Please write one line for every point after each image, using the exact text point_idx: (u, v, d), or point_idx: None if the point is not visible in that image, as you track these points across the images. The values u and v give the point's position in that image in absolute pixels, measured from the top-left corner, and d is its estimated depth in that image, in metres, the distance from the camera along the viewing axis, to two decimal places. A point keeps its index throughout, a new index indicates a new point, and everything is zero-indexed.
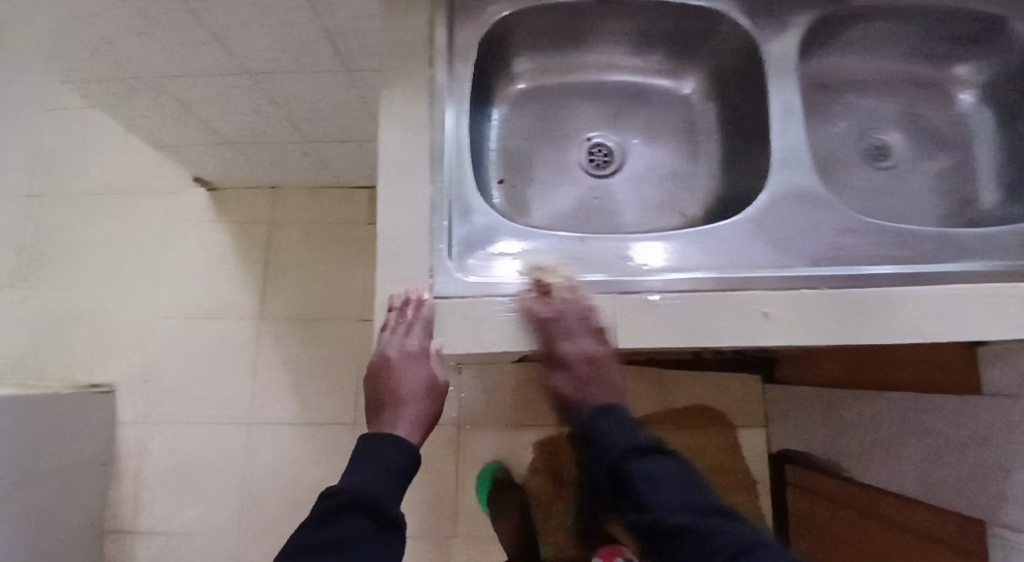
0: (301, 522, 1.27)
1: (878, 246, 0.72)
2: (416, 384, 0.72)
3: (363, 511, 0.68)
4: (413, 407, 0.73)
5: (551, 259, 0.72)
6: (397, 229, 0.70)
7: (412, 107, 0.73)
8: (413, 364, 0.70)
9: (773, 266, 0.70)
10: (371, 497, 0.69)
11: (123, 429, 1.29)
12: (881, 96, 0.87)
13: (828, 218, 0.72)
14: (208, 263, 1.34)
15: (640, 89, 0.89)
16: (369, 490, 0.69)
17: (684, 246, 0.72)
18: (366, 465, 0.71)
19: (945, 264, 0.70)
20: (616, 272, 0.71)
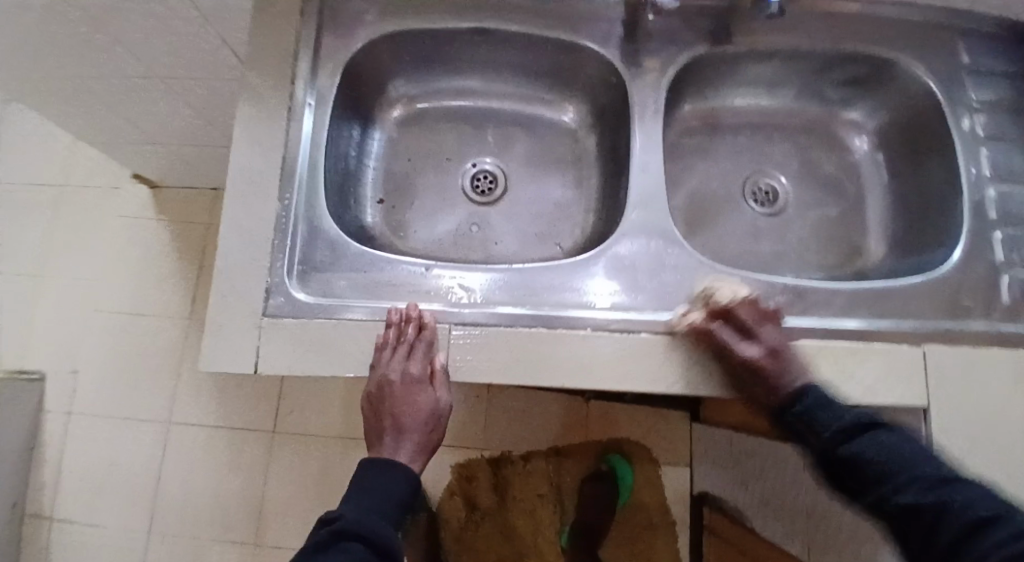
0: (213, 523, 1.28)
1: (729, 297, 0.70)
2: (415, 411, 0.67)
3: (363, 540, 0.61)
4: (418, 437, 0.67)
5: (435, 286, 0.72)
6: (236, 247, 0.70)
7: (267, 125, 0.73)
8: (423, 389, 0.67)
9: (619, 307, 0.70)
10: (365, 528, 0.62)
11: (49, 418, 1.31)
12: (772, 137, 0.86)
13: (680, 262, 0.71)
14: (143, 259, 1.37)
15: (526, 116, 0.87)
16: (365, 521, 0.62)
17: (559, 281, 0.71)
18: (365, 499, 0.64)
19: (795, 314, 0.69)
20: (497, 303, 0.70)
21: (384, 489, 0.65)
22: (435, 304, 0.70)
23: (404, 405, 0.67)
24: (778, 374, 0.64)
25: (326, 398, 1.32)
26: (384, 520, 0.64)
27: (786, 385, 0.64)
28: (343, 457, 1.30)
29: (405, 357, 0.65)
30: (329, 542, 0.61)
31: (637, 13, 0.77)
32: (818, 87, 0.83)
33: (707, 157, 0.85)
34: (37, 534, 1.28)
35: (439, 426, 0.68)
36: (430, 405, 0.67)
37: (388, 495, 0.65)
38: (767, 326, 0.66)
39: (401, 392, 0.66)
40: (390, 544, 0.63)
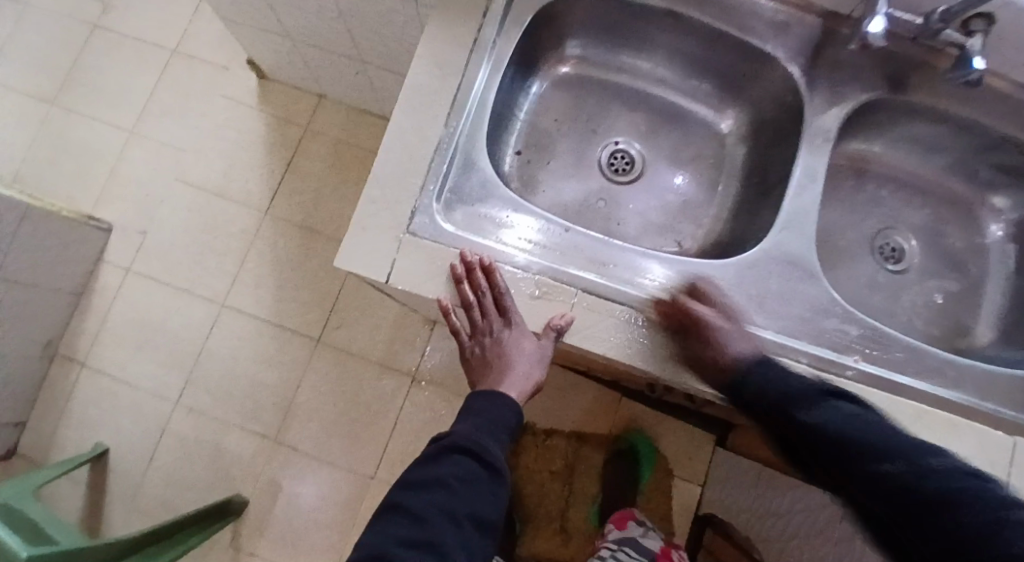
0: (239, 413, 1.30)
1: (847, 343, 0.70)
2: (518, 352, 0.68)
3: (477, 454, 0.64)
4: (516, 376, 0.68)
5: (567, 250, 0.72)
6: (393, 161, 0.71)
7: (450, 52, 0.74)
8: (511, 335, 0.68)
9: (722, 315, 0.70)
10: (477, 443, 0.64)
11: (106, 269, 1.33)
12: (907, 199, 0.87)
13: (809, 294, 0.71)
14: (234, 143, 1.37)
15: (680, 111, 0.88)
16: (478, 437, 0.65)
17: (690, 279, 0.72)
18: (479, 419, 0.66)
19: (906, 371, 0.70)
20: (621, 282, 0.71)
21: (491, 414, 0.67)
22: (533, 259, 0.71)
23: (496, 349, 0.69)
24: (725, 347, 0.67)
25: (375, 326, 1.34)
26: (496, 441, 0.66)
27: (738, 358, 0.67)
28: (377, 385, 1.32)
29: (484, 307, 0.68)
30: (445, 454, 0.64)
31: (831, 41, 0.77)
32: (973, 163, 0.83)
33: (845, 202, 0.87)
34: (69, 375, 1.30)
35: (537, 368, 0.68)
36: (522, 348, 0.68)
37: (496, 421, 0.66)
38: (737, 311, 0.70)
39: (490, 337, 0.69)
40: (500, 462, 0.64)
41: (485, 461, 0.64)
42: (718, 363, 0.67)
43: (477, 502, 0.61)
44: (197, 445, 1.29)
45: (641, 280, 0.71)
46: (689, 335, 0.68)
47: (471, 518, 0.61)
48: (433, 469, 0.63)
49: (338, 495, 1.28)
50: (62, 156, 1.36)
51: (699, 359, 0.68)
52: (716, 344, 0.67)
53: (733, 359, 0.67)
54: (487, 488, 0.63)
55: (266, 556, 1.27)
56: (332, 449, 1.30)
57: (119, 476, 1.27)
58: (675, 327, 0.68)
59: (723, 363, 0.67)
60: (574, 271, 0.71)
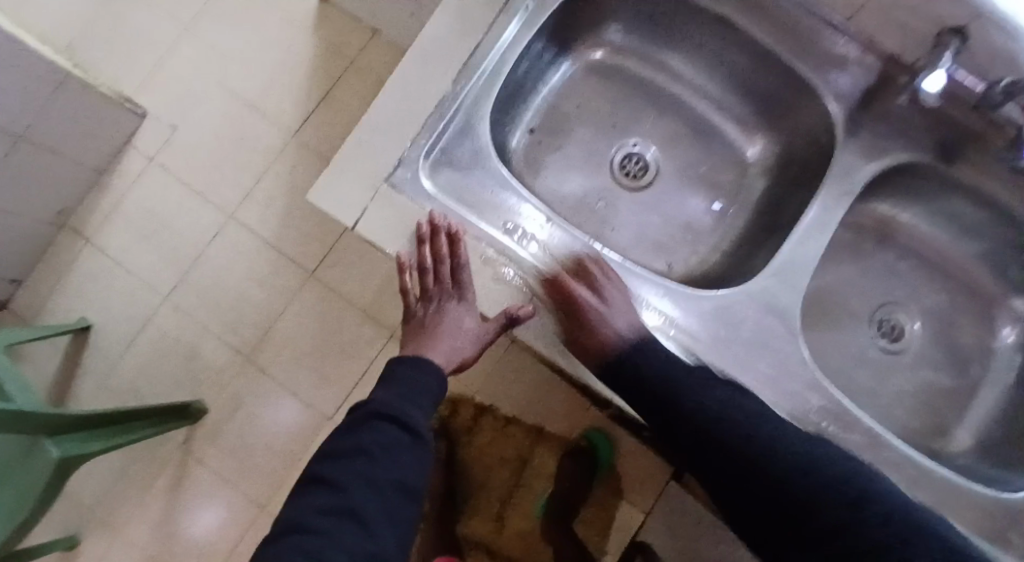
0: (220, 324, 1.31)
1: (809, 413, 0.65)
2: (457, 326, 0.66)
3: (399, 422, 0.61)
4: (446, 350, 0.66)
5: (541, 241, 0.69)
6: (389, 106, 0.69)
7: (476, 9, 0.70)
8: (457, 309, 0.66)
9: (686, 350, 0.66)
10: (396, 408, 0.61)
11: (132, 154, 1.36)
12: (926, 280, 0.81)
13: (785, 350, 0.66)
14: (279, 61, 1.37)
15: (709, 127, 0.82)
16: (398, 402, 0.62)
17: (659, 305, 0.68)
18: (402, 387, 0.63)
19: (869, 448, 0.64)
20: (587, 288, 0.68)
21: (415, 382, 0.64)
22: (504, 240, 0.68)
23: (436, 318, 0.67)
24: (602, 326, 0.64)
25: (369, 273, 1.33)
26: (418, 407, 0.63)
27: (614, 335, 0.64)
28: (357, 330, 1.31)
29: (439, 274, 0.66)
30: (362, 421, 0.61)
31: (882, 89, 0.70)
32: (1007, 258, 0.76)
33: (855, 265, 0.81)
34: (73, 246, 1.34)
35: (472, 349, 0.66)
36: (462, 325, 0.66)
37: (420, 388, 0.64)
38: (621, 286, 0.67)
39: (436, 304, 0.67)
40: (421, 428, 0.62)
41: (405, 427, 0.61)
42: (588, 343, 0.65)
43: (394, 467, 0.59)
44: (173, 343, 1.31)
45: (619, 289, 0.67)
46: (570, 317, 0.66)
47: (394, 488, 0.58)
48: (348, 434, 0.60)
49: (294, 426, 1.29)
50: (116, 36, 1.38)
51: (576, 339, 0.66)
52: (590, 324, 0.64)
53: (608, 337, 0.64)
54: (408, 454, 0.60)
55: (215, 464, 1.29)
56: (300, 382, 1.30)
57: (96, 353, 1.31)
58: (560, 307, 0.67)
59: (604, 346, 0.64)
60: (545, 266, 0.68)
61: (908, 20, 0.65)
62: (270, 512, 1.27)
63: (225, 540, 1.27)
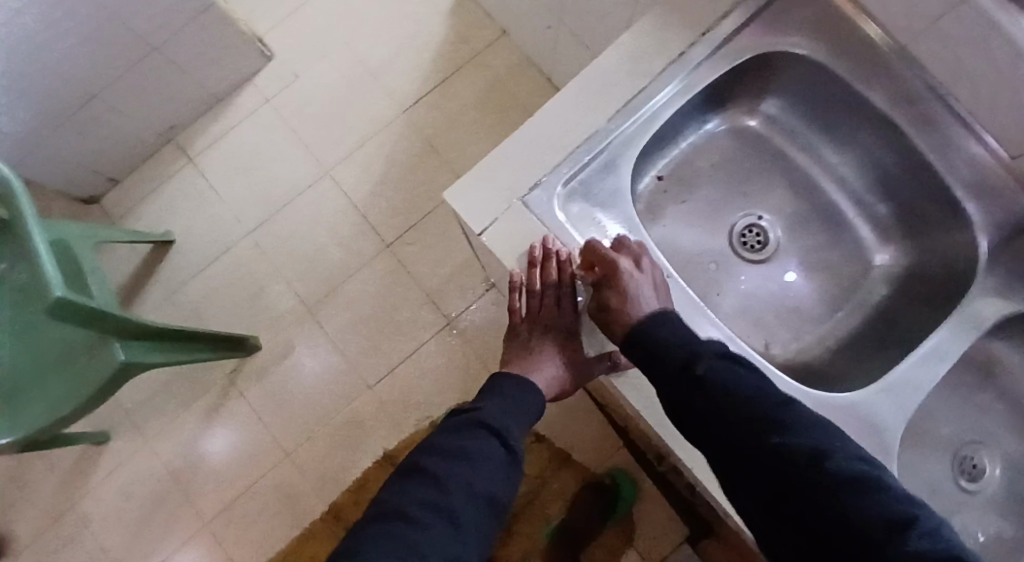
0: (291, 271, 1.34)
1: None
2: None
3: (498, 434, 0.65)
4: (548, 377, 0.70)
5: None
6: (543, 128, 0.70)
7: (650, 54, 0.71)
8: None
9: None
10: (500, 422, 0.66)
11: (250, 89, 1.39)
12: (1017, 429, 0.79)
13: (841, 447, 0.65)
14: (409, 36, 1.39)
15: (840, 223, 0.82)
16: (501, 416, 0.66)
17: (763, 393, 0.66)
18: (509, 401, 0.68)
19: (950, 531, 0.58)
20: None
21: (520, 400, 0.69)
22: None
23: (542, 343, 0.71)
24: (629, 301, 0.63)
25: (444, 259, 1.34)
26: (517, 423, 0.68)
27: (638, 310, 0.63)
28: (419, 312, 1.33)
29: (550, 302, 0.68)
30: (467, 426, 0.65)
31: None
32: None
33: (951, 394, 0.79)
34: (174, 162, 1.37)
35: (572, 377, 0.71)
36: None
37: (525, 405, 0.69)
38: (656, 267, 0.66)
39: (542, 327, 0.71)
40: (518, 444, 0.66)
41: (504, 440, 0.65)
42: (616, 312, 0.64)
43: (491, 477, 0.62)
44: (243, 277, 1.34)
45: (651, 263, 0.66)
46: (603, 285, 0.66)
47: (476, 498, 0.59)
48: (453, 436, 0.64)
49: (336, 388, 1.31)
50: None
51: (605, 307, 0.66)
52: (624, 292, 0.64)
53: (637, 313, 0.63)
54: (503, 465, 0.64)
55: (253, 404, 1.32)
56: (352, 347, 1.32)
57: (170, 269, 1.35)
58: (595, 279, 0.67)
59: (621, 312, 0.64)
60: None
61: None
62: (294, 463, 1.29)
63: (245, 478, 1.29)
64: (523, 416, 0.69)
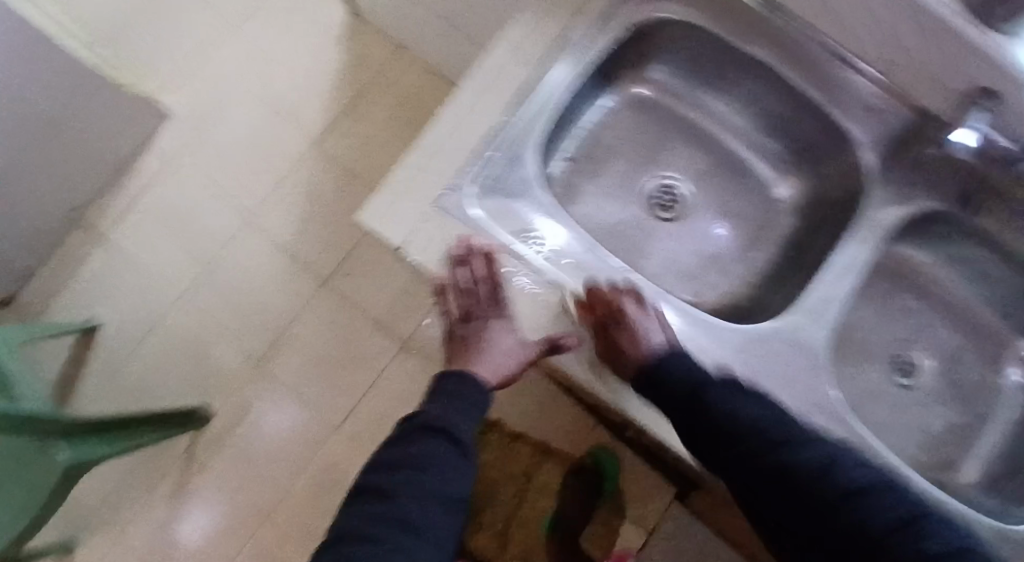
0: (231, 327, 1.32)
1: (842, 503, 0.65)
2: (499, 343, 0.69)
3: (446, 434, 0.65)
4: (488, 367, 0.69)
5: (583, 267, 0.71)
6: (444, 132, 0.71)
7: (533, 43, 0.73)
8: (498, 327, 0.69)
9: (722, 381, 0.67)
10: (447, 422, 0.65)
11: (150, 153, 1.36)
12: (938, 320, 0.86)
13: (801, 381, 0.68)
14: (306, 69, 1.38)
15: (742, 167, 0.86)
16: (447, 416, 0.65)
17: (698, 338, 0.69)
18: (453, 401, 0.67)
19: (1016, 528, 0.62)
20: None
21: (463, 396, 0.68)
22: (546, 266, 0.70)
23: (479, 337, 0.70)
24: (640, 336, 0.64)
25: (385, 283, 1.34)
26: (467, 420, 0.67)
27: (651, 347, 0.64)
28: (370, 342, 1.33)
29: (479, 294, 0.68)
30: (420, 435, 0.65)
31: (912, 141, 0.74)
32: (1019, 305, 0.81)
33: (873, 304, 0.85)
34: (85, 242, 1.33)
35: (515, 365, 0.68)
36: (500, 342, 0.69)
37: (472, 402, 0.68)
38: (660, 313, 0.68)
39: (479, 322, 0.70)
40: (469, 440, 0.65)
41: (452, 438, 0.65)
42: (629, 350, 0.64)
43: (448, 479, 0.62)
44: (184, 345, 1.31)
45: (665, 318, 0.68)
46: (612, 330, 0.65)
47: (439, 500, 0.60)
48: (402, 447, 0.64)
49: (302, 435, 1.30)
50: (142, 33, 1.39)
51: (616, 349, 0.65)
52: (636, 334, 0.64)
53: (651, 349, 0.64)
54: (454, 464, 0.64)
55: (218, 470, 1.29)
56: (310, 392, 1.31)
57: (104, 351, 1.30)
58: (596, 322, 0.66)
59: (636, 353, 0.64)
60: (584, 290, 0.69)
61: (943, 81, 0.67)
62: (272, 520, 1.26)
63: (225, 547, 1.26)
64: (472, 410, 0.68)
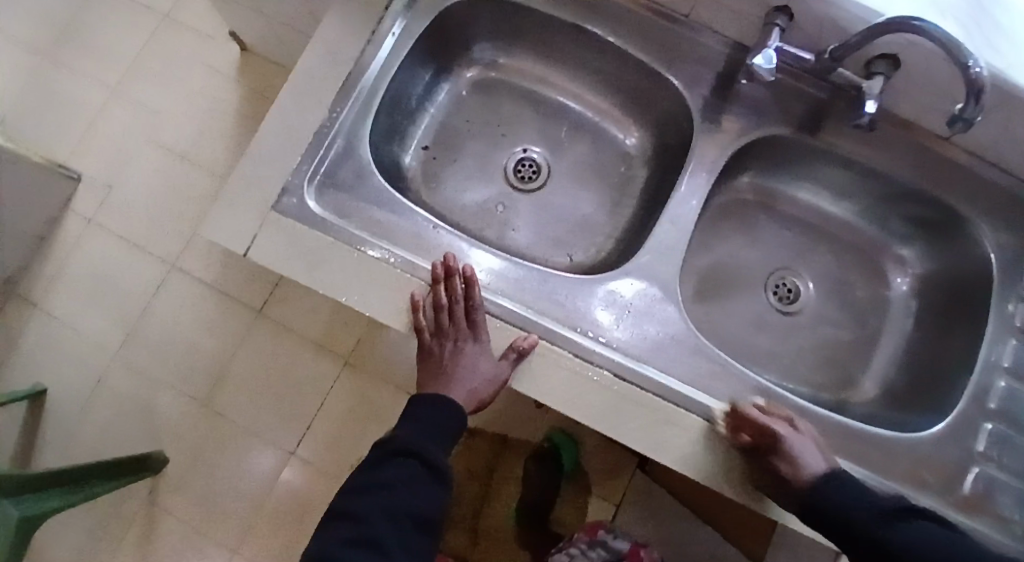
0: (172, 370, 1.34)
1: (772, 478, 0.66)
2: (475, 367, 0.67)
3: (420, 457, 0.65)
4: (462, 390, 0.67)
5: (431, 243, 0.72)
6: (270, 137, 0.72)
7: (345, 37, 0.75)
8: (473, 351, 0.68)
9: (579, 331, 0.69)
10: (418, 445, 0.65)
11: (71, 217, 1.39)
12: (814, 243, 0.87)
13: (666, 350, 0.70)
14: (208, 111, 1.43)
15: (591, 127, 0.89)
16: (419, 440, 0.66)
17: (551, 294, 0.71)
18: (423, 423, 0.67)
19: (888, 432, 0.68)
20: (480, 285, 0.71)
21: (437, 420, 0.67)
22: (395, 250, 0.71)
23: (452, 360, 0.68)
24: (795, 460, 0.63)
25: (314, 303, 1.36)
26: (439, 443, 0.67)
27: (807, 471, 0.62)
28: (310, 362, 1.34)
29: (455, 314, 0.68)
30: (389, 458, 0.65)
31: (734, 74, 0.77)
32: (885, 211, 0.83)
33: (744, 237, 0.87)
34: (23, 314, 1.36)
35: (487, 389, 0.67)
36: (478, 366, 0.67)
37: (445, 425, 0.67)
38: (806, 428, 0.65)
39: (452, 345, 0.68)
40: (443, 464, 0.66)
41: (426, 462, 0.65)
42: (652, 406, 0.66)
43: (421, 498, 0.63)
44: (129, 399, 1.33)
45: (802, 422, 0.66)
46: (768, 454, 0.63)
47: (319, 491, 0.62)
48: (379, 470, 0.64)
49: (258, 467, 1.30)
50: (45, 107, 1.43)
51: (775, 475, 0.64)
52: (791, 457, 0.63)
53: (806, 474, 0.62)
54: (428, 486, 0.64)
55: (180, 515, 1.29)
56: (259, 423, 1.32)
57: (54, 417, 1.32)
58: (751, 445, 0.64)
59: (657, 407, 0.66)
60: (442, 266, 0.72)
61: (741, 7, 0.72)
62: (243, 554, 1.27)
63: None
64: (444, 434, 0.67)
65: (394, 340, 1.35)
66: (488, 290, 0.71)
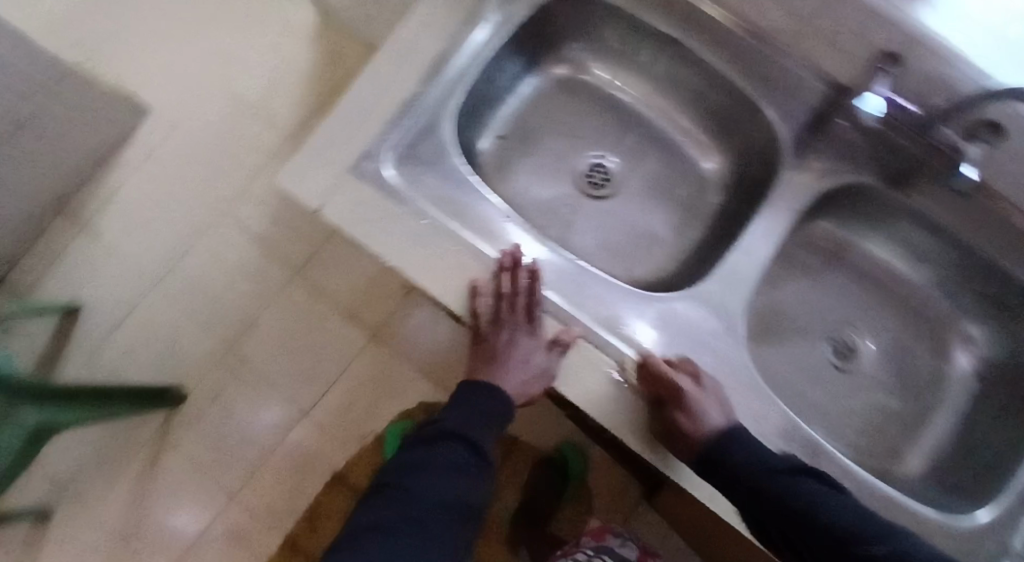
0: (203, 312, 1.35)
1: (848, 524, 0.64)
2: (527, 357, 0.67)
3: (466, 443, 0.68)
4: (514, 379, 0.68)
5: (498, 234, 0.71)
6: (355, 99, 0.72)
7: (445, 12, 0.75)
8: (528, 343, 0.67)
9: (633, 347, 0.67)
10: (468, 432, 0.68)
11: (133, 144, 1.41)
12: (880, 305, 0.85)
13: (723, 385, 0.67)
14: (282, 63, 1.43)
15: (672, 143, 0.88)
16: (469, 426, 0.69)
17: (612, 309, 0.69)
18: (475, 409, 0.70)
19: (935, 514, 0.65)
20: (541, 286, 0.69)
21: (488, 406, 0.70)
22: (462, 234, 0.70)
23: (507, 348, 0.69)
24: (696, 416, 0.62)
25: (352, 272, 1.36)
26: (486, 428, 0.70)
27: (704, 426, 0.63)
28: (337, 330, 1.34)
29: (516, 304, 0.66)
30: (439, 440, 0.68)
31: (830, 117, 0.75)
32: (961, 284, 0.80)
33: (808, 286, 0.84)
34: (70, 230, 1.38)
35: (538, 382, 0.66)
36: (531, 357, 0.66)
37: (495, 413, 0.71)
38: (710, 385, 0.65)
39: (507, 333, 0.69)
40: (489, 452, 0.69)
41: (472, 448, 0.68)
42: (688, 431, 0.62)
43: (462, 484, 0.65)
44: (156, 332, 1.34)
45: (699, 371, 0.65)
46: (665, 407, 0.63)
47: None
48: (427, 451, 0.67)
49: (269, 422, 1.31)
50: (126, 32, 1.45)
51: (671, 428, 0.64)
52: (695, 414, 0.62)
53: (706, 430, 0.63)
54: (472, 472, 0.67)
55: (185, 455, 1.30)
56: (277, 380, 1.32)
57: (81, 336, 1.34)
58: (653, 398, 0.63)
59: (695, 435, 0.63)
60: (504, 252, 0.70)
61: (853, 48, 0.69)
62: (239, 506, 1.28)
63: (190, 532, 1.27)
64: (492, 420, 0.70)
65: (423, 323, 1.34)
66: (548, 289, 0.68)
